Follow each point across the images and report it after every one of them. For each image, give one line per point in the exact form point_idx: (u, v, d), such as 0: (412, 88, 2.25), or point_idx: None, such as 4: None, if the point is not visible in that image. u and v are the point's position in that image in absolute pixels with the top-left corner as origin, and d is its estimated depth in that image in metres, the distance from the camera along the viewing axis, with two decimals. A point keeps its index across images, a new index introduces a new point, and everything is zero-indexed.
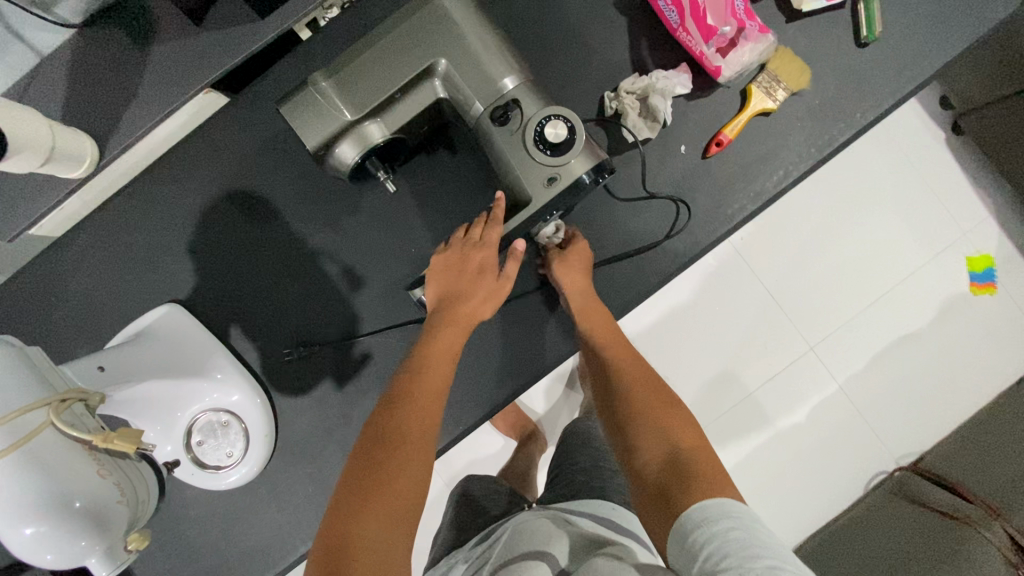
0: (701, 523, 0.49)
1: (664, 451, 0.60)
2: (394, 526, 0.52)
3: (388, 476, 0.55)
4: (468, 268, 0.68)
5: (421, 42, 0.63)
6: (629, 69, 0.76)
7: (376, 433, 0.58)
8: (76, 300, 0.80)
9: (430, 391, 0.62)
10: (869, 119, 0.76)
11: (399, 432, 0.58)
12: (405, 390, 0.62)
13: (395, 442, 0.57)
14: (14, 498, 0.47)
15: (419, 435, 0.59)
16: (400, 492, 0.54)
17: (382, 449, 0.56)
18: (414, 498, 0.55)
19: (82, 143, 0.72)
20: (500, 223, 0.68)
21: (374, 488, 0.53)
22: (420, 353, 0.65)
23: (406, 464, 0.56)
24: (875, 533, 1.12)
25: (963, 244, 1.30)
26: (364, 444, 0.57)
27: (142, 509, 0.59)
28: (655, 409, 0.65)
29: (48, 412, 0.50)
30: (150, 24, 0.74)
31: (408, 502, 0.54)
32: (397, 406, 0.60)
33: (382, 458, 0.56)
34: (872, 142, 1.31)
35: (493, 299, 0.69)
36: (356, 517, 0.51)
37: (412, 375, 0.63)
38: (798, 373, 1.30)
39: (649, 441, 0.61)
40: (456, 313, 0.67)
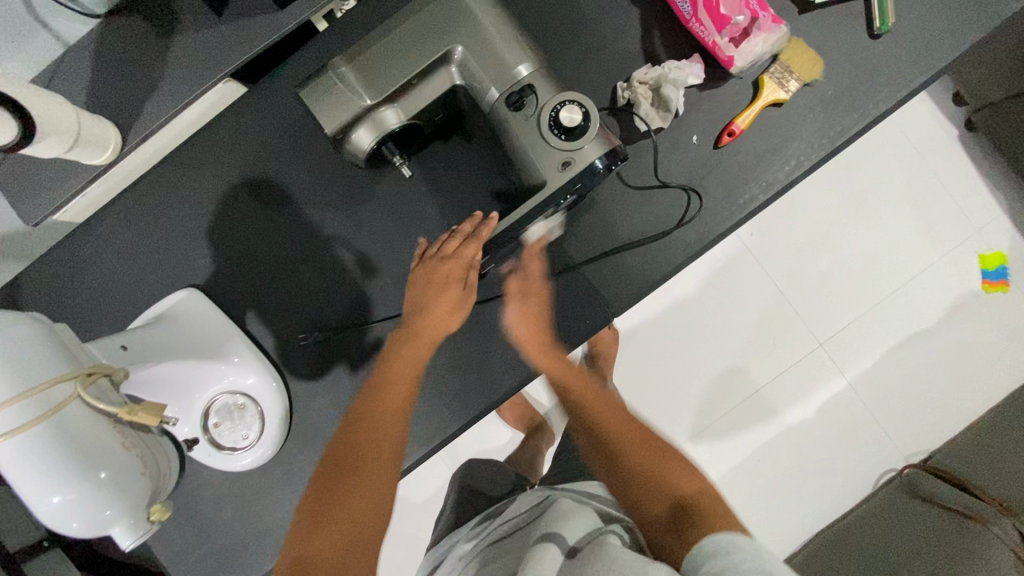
0: (712, 556, 0.47)
1: (667, 500, 0.56)
2: (347, 545, 0.53)
3: (343, 500, 0.55)
4: (436, 278, 0.69)
5: (439, 30, 0.65)
6: (641, 60, 0.77)
7: (336, 455, 0.59)
8: (96, 283, 0.82)
9: (386, 410, 0.62)
10: (881, 111, 0.76)
11: (357, 453, 0.59)
12: (360, 414, 0.62)
13: (352, 463, 0.58)
14: (43, 465, 0.49)
15: (378, 457, 0.59)
16: (355, 515, 0.55)
17: (340, 471, 0.57)
18: (375, 516, 0.56)
19: (107, 129, 0.74)
20: (476, 241, 0.68)
21: (323, 512, 0.55)
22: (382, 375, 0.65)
23: (358, 484, 0.57)
24: (884, 531, 1.12)
25: (975, 241, 1.29)
26: (326, 468, 0.58)
27: (164, 482, 0.60)
28: (650, 457, 0.61)
29: (75, 385, 0.52)
30: (172, 15, 0.76)
31: (363, 521, 0.55)
32: (352, 424, 0.61)
33: (335, 480, 0.57)
34: (884, 138, 1.30)
35: (450, 312, 0.69)
36: (309, 539, 0.53)
37: (367, 397, 0.64)
38: (806, 369, 1.30)
39: (648, 489, 0.58)
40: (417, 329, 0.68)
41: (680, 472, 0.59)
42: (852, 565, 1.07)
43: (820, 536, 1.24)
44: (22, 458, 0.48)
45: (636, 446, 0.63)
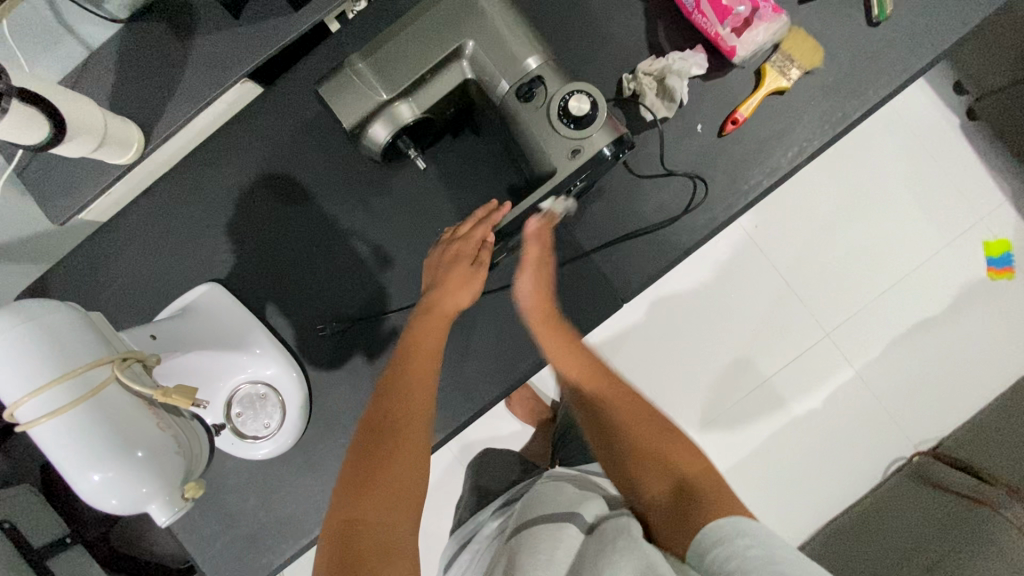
0: (720, 541, 0.49)
1: (668, 483, 0.57)
2: (395, 508, 0.55)
3: (383, 464, 0.57)
4: (450, 258, 0.72)
5: (451, 26, 0.67)
6: (646, 52, 0.79)
7: (372, 423, 0.61)
8: (121, 280, 0.84)
9: (416, 380, 0.64)
10: (882, 97, 0.78)
11: (392, 420, 0.61)
12: (391, 384, 0.64)
13: (389, 430, 0.60)
14: (85, 442, 0.51)
15: (412, 424, 0.61)
16: (399, 483, 0.56)
17: (376, 436, 0.59)
18: (414, 479, 0.58)
19: (131, 129, 0.76)
20: (491, 223, 0.71)
21: (370, 478, 0.56)
22: (408, 348, 0.67)
23: (401, 451, 0.58)
24: (895, 517, 1.13)
25: (979, 228, 1.31)
26: (364, 434, 0.60)
27: (197, 463, 0.63)
28: (652, 438, 0.60)
29: (112, 368, 0.54)
30: (191, 19, 0.79)
31: (407, 488, 0.57)
32: (387, 396, 0.63)
33: (376, 448, 0.58)
34: (886, 128, 1.32)
35: (466, 287, 0.70)
36: (356, 505, 0.54)
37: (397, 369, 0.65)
38: (813, 357, 1.31)
39: (651, 472, 0.58)
40: (433, 305, 0.69)
41: (681, 451, 0.59)
42: (864, 553, 1.09)
43: (831, 524, 1.25)
44: (65, 438, 0.51)
45: (639, 425, 0.62)
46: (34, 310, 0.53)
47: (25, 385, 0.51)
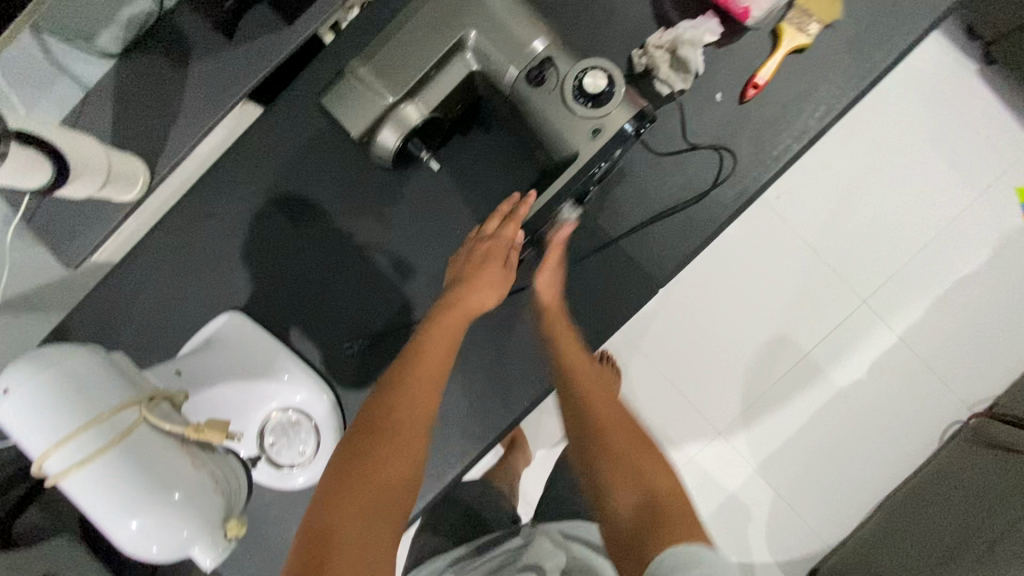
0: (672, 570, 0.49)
1: (637, 498, 0.56)
2: (377, 517, 0.52)
3: (371, 469, 0.54)
4: (473, 256, 0.69)
5: (451, 17, 0.65)
6: (653, 25, 0.75)
7: (367, 422, 0.58)
8: (139, 318, 0.82)
9: (423, 380, 0.61)
10: (909, 44, 0.73)
11: (389, 423, 0.57)
12: (394, 381, 0.61)
13: (383, 432, 0.56)
14: (119, 491, 0.49)
15: (409, 429, 0.57)
16: (387, 487, 0.53)
17: (369, 438, 0.56)
18: (402, 489, 0.55)
19: (134, 163, 0.74)
20: (518, 221, 0.68)
21: (360, 476, 0.53)
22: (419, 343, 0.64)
23: (395, 452, 0.56)
24: (955, 483, 1.07)
25: (1013, 174, 1.24)
26: (354, 434, 0.57)
27: (237, 499, 0.60)
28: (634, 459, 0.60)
29: (140, 410, 0.52)
30: (183, 45, 0.77)
31: (393, 493, 0.54)
32: (389, 391, 0.60)
33: (369, 447, 0.55)
34: (903, 81, 1.26)
35: (493, 287, 0.67)
36: (338, 507, 0.51)
37: (403, 365, 0.62)
38: (852, 327, 1.26)
39: (623, 489, 0.58)
40: (456, 300, 0.66)
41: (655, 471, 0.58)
42: (929, 524, 1.04)
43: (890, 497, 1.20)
44: (96, 487, 0.49)
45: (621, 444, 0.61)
46: (54, 356, 0.50)
47: (51, 435, 0.48)
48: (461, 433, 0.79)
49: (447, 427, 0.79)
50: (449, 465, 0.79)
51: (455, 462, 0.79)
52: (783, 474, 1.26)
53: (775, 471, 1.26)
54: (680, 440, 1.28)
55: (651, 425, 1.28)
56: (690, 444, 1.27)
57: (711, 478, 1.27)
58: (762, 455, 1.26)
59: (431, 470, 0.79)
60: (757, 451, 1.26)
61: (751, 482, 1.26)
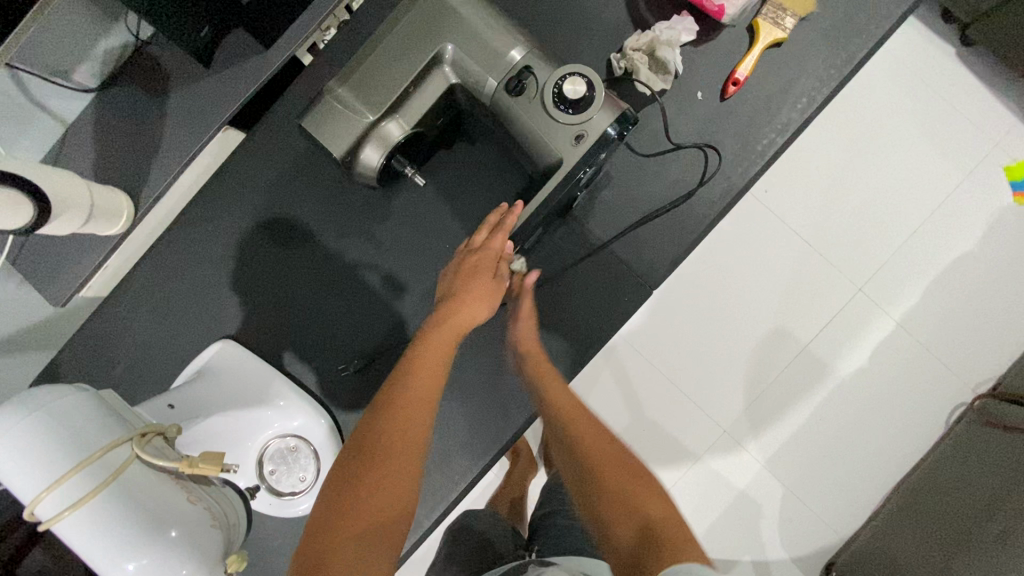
0: None
1: (634, 523, 0.54)
2: (375, 543, 0.51)
3: (363, 495, 0.53)
4: (464, 268, 0.68)
5: (426, 31, 0.64)
6: (630, 28, 0.76)
7: (361, 443, 0.56)
8: (131, 352, 0.81)
9: (416, 398, 0.59)
10: (885, 30, 0.74)
11: (381, 444, 0.55)
12: (386, 399, 0.59)
13: (377, 453, 0.55)
14: (112, 533, 0.48)
15: (403, 448, 0.56)
16: (383, 511, 0.53)
17: (362, 460, 0.55)
18: (397, 512, 0.53)
19: (117, 197, 0.74)
20: (507, 231, 0.67)
21: (353, 503, 0.52)
22: (411, 358, 0.62)
23: (394, 473, 0.54)
24: (964, 467, 1.06)
25: (997, 154, 1.25)
26: (349, 455, 0.56)
27: (235, 533, 0.59)
28: (628, 482, 0.57)
29: (132, 446, 0.51)
30: (161, 76, 0.77)
31: (388, 517, 0.53)
32: (385, 408, 0.58)
33: (362, 470, 0.54)
34: (882, 68, 1.27)
35: (484, 298, 0.66)
36: (335, 533, 0.51)
37: (396, 382, 0.60)
38: (850, 316, 1.25)
39: (617, 514, 0.55)
40: (449, 315, 0.65)
41: (650, 493, 0.56)
42: (941, 510, 1.03)
43: (902, 485, 1.19)
44: (87, 532, 0.47)
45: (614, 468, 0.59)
46: (42, 399, 0.50)
47: (40, 479, 0.47)
48: (463, 450, 0.78)
49: (448, 444, 0.78)
50: (452, 482, 0.78)
51: (459, 479, 0.78)
52: (791, 469, 1.25)
53: (783, 467, 1.25)
54: (686, 441, 1.27)
55: (655, 429, 1.27)
56: (696, 444, 1.26)
57: (720, 478, 1.26)
58: (769, 451, 1.25)
59: (435, 489, 0.78)
60: (764, 447, 1.25)
61: (760, 480, 1.25)
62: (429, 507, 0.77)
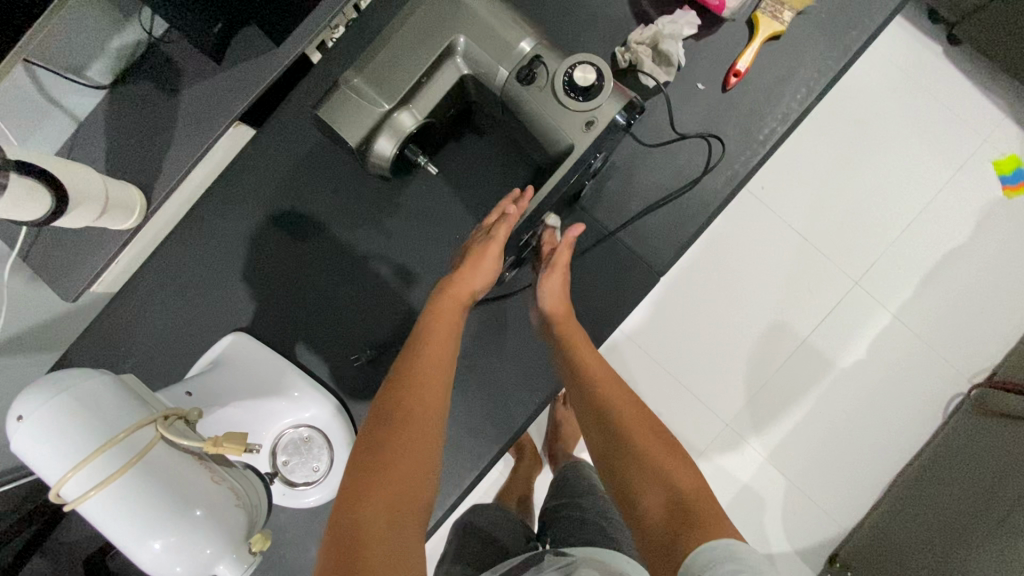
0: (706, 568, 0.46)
1: (662, 494, 0.54)
2: (404, 509, 0.52)
3: (386, 463, 0.54)
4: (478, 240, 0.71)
5: (439, 23, 0.66)
6: (634, 23, 0.78)
7: (382, 414, 0.58)
8: (142, 347, 0.82)
9: (431, 370, 0.61)
10: (879, 23, 0.76)
11: (401, 412, 0.58)
12: (405, 372, 0.61)
13: (398, 422, 0.57)
14: (140, 512, 0.48)
15: (422, 417, 0.58)
16: (407, 478, 0.53)
17: (384, 429, 0.56)
18: (419, 481, 0.54)
19: (131, 191, 0.74)
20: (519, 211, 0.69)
21: (378, 469, 0.53)
22: (423, 333, 0.65)
23: (413, 442, 0.56)
24: (965, 454, 1.08)
25: (986, 148, 1.28)
26: (370, 426, 0.58)
27: (258, 514, 0.59)
28: (661, 454, 0.58)
29: (156, 428, 0.52)
30: (173, 73, 0.78)
31: (413, 484, 0.54)
32: (401, 383, 0.60)
33: (385, 439, 0.56)
34: (872, 67, 1.30)
35: (485, 269, 0.69)
36: (362, 502, 0.51)
37: (413, 356, 0.63)
38: (848, 308, 1.28)
39: (647, 484, 0.56)
40: (454, 285, 0.68)
41: (678, 466, 0.57)
42: (944, 497, 1.04)
43: (903, 475, 1.21)
44: (116, 511, 0.48)
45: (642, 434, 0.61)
46: (67, 380, 0.50)
47: (67, 460, 0.48)
48: (475, 437, 0.79)
49: (461, 432, 0.79)
50: (465, 470, 0.78)
51: (472, 467, 0.78)
52: (794, 462, 1.26)
53: (786, 459, 1.26)
54: (690, 436, 1.28)
55: None
56: (700, 438, 1.27)
57: (724, 471, 1.27)
58: (772, 443, 1.27)
59: (448, 477, 0.78)
60: (767, 440, 1.27)
61: (764, 473, 1.26)
62: (444, 495, 0.78)
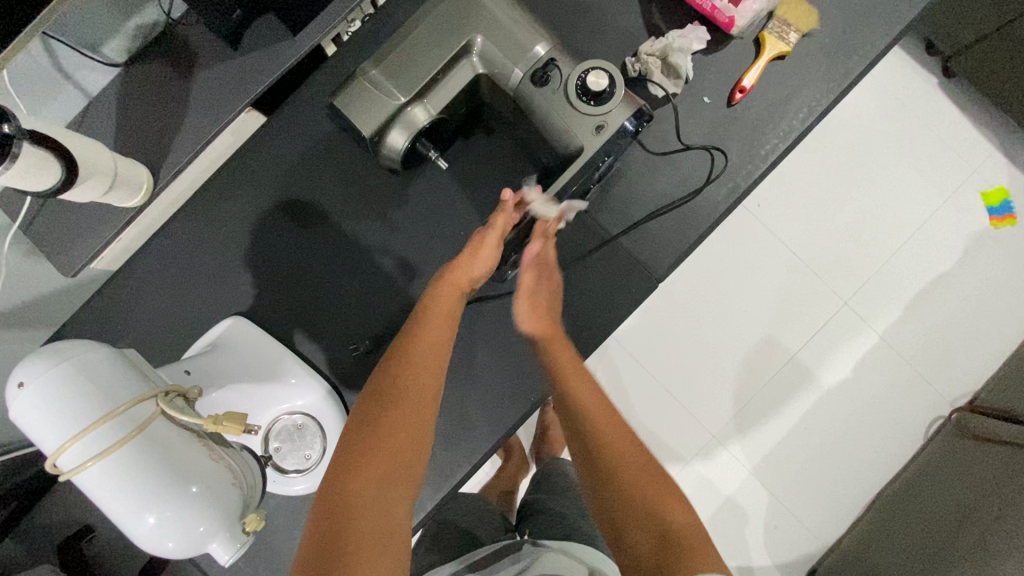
0: None
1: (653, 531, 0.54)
2: (393, 484, 0.53)
3: (375, 437, 0.55)
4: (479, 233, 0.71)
5: (458, 21, 0.68)
6: (645, 35, 0.80)
7: (375, 391, 0.59)
8: (138, 325, 0.81)
9: (428, 349, 0.63)
10: (880, 51, 0.79)
11: (395, 388, 0.59)
12: (401, 351, 0.62)
13: (392, 398, 0.58)
14: (136, 485, 0.49)
15: (416, 395, 0.59)
16: (396, 453, 0.55)
17: (377, 404, 0.58)
18: (409, 457, 0.56)
19: (139, 168, 0.74)
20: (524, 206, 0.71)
21: (366, 442, 0.55)
22: (421, 315, 0.66)
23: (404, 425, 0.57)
24: (944, 476, 1.10)
25: (976, 180, 1.32)
26: (364, 401, 0.59)
27: (254, 494, 0.60)
28: (652, 487, 0.57)
29: (158, 402, 0.52)
30: (187, 55, 0.78)
31: (403, 459, 0.55)
32: (397, 360, 0.62)
33: (378, 413, 0.57)
34: (869, 94, 1.34)
35: (481, 263, 0.69)
36: (351, 474, 0.53)
37: (410, 336, 0.64)
38: (836, 327, 1.30)
39: (637, 520, 0.55)
40: (452, 273, 0.69)
41: (672, 502, 0.56)
42: (922, 518, 1.06)
43: (883, 495, 1.23)
44: (112, 482, 0.48)
45: (630, 457, 0.60)
46: (70, 350, 0.50)
47: (66, 430, 0.48)
48: (468, 432, 0.79)
49: (453, 427, 0.79)
50: (456, 464, 0.79)
51: (463, 462, 0.79)
52: (777, 476, 1.28)
53: (769, 473, 1.28)
54: (676, 445, 1.29)
55: (647, 430, 1.29)
56: (686, 448, 1.29)
57: (708, 482, 1.28)
58: (757, 457, 1.28)
59: (438, 470, 0.79)
60: (751, 452, 1.28)
61: (747, 486, 1.28)
62: (433, 488, 0.78)
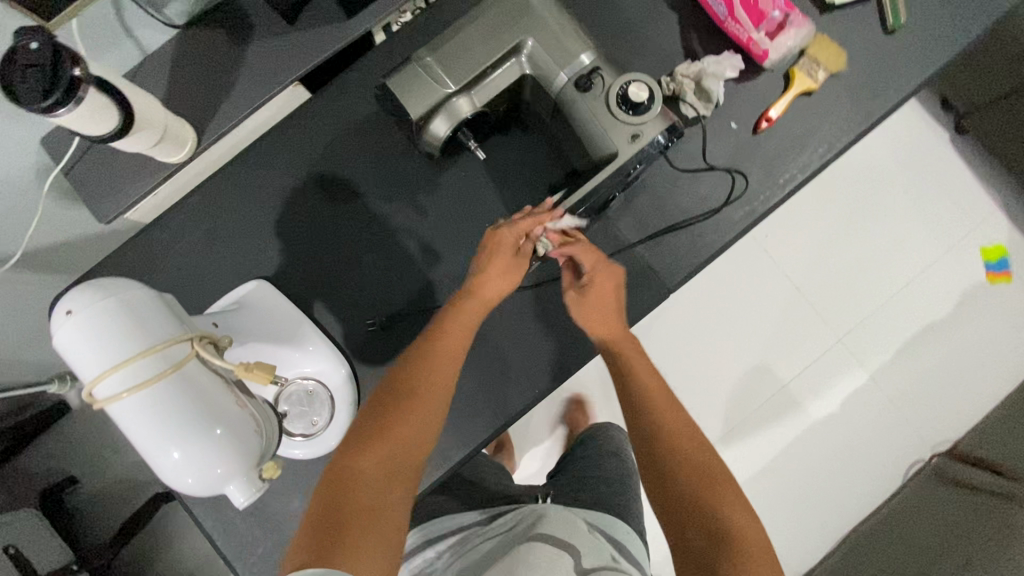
0: None
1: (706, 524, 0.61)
2: (396, 471, 0.59)
3: (384, 425, 0.61)
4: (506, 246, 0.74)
5: (512, 22, 0.71)
6: (681, 57, 0.84)
7: (392, 384, 0.65)
8: (161, 278, 0.84)
9: (443, 348, 0.68)
10: (901, 98, 0.83)
11: (410, 383, 0.64)
12: (418, 349, 0.68)
13: (404, 391, 0.64)
14: (165, 419, 0.51)
15: (426, 389, 0.64)
16: (403, 443, 0.60)
17: (392, 396, 0.63)
18: (413, 450, 0.61)
19: (186, 127, 0.77)
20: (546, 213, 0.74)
21: (378, 428, 0.60)
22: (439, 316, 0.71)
23: (411, 415, 0.62)
24: (921, 516, 1.13)
25: (977, 235, 1.36)
26: (381, 394, 0.64)
27: (272, 445, 0.62)
28: (709, 485, 0.64)
29: (192, 345, 0.54)
30: (243, 25, 0.81)
31: (406, 448, 0.60)
32: (415, 356, 0.67)
33: (392, 403, 0.63)
34: (883, 141, 1.38)
35: (506, 275, 0.73)
36: (359, 454, 0.58)
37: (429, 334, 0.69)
38: (829, 362, 1.34)
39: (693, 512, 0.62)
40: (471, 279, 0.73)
41: (726, 497, 0.63)
42: (894, 553, 1.09)
43: (858, 529, 1.26)
44: (144, 414, 0.51)
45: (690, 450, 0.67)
46: (113, 287, 0.52)
47: (107, 359, 0.50)
48: (469, 417, 0.81)
49: (456, 411, 0.81)
50: (455, 446, 0.81)
51: (461, 445, 0.81)
52: (757, 501, 1.30)
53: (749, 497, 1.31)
54: None
55: None
56: None
57: None
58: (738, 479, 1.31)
59: (437, 450, 0.81)
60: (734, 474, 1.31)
61: None
62: (431, 467, 0.80)
